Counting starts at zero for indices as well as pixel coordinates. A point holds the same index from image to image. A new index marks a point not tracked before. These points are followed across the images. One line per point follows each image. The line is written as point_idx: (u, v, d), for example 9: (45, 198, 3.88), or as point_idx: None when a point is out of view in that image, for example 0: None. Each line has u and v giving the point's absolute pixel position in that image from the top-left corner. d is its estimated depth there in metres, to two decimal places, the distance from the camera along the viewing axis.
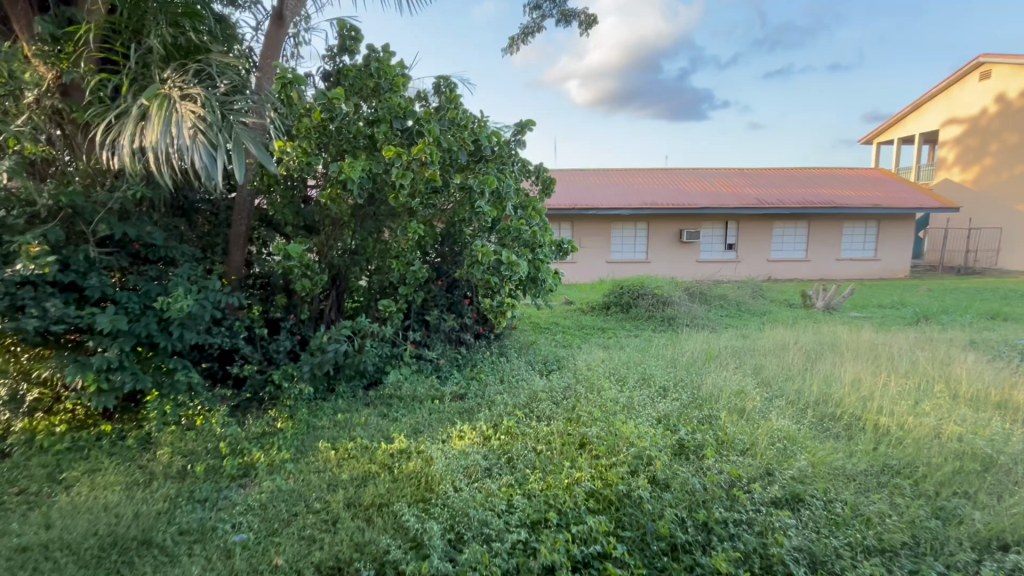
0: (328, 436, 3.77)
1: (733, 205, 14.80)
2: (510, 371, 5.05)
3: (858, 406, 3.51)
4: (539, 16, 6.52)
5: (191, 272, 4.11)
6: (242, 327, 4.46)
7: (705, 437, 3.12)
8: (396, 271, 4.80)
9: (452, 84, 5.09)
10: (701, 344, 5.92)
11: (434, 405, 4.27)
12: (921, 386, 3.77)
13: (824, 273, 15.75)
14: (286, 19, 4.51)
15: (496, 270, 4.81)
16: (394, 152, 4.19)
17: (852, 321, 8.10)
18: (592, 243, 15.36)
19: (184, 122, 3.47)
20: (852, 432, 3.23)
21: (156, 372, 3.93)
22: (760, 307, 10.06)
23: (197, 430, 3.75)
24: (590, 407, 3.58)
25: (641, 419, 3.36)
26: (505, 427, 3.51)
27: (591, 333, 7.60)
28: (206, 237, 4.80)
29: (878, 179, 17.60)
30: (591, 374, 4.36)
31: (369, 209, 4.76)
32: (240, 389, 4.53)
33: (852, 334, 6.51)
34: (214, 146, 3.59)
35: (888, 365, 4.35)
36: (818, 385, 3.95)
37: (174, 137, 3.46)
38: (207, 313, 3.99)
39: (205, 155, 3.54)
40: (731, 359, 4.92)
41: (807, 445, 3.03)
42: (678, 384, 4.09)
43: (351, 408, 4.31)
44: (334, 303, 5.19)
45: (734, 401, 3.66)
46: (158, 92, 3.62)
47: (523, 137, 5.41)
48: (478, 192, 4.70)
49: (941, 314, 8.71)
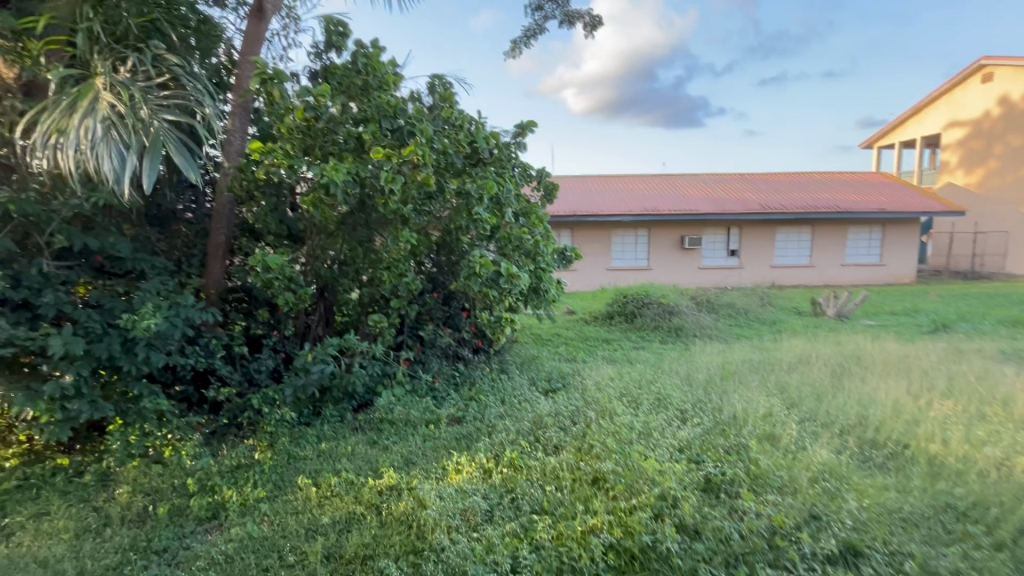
0: (311, 469, 3.39)
1: (735, 211, 14.51)
2: (512, 390, 4.67)
3: (903, 433, 3.14)
4: (540, 17, 6.21)
5: (161, 286, 3.71)
6: (218, 345, 4.07)
7: (735, 471, 2.74)
8: (388, 283, 4.41)
9: (447, 83, 4.76)
10: (715, 358, 5.54)
11: (429, 431, 3.88)
12: (969, 408, 3.41)
13: (830, 278, 15.39)
14: (266, 13, 4.19)
15: (494, 282, 4.44)
16: (383, 154, 3.87)
17: (869, 331, 7.71)
18: (592, 250, 15.01)
19: (96, 112, 3.11)
20: (901, 465, 2.86)
21: (120, 398, 3.53)
22: (769, 315, 9.70)
23: (163, 464, 3.35)
24: (604, 435, 3.20)
25: (661, 450, 2.98)
26: (508, 459, 3.12)
27: (596, 345, 7.24)
28: (183, 248, 4.46)
29: (880, 183, 17.32)
30: (601, 395, 3.98)
31: (358, 216, 4.38)
32: (216, 414, 4.16)
33: (876, 345, 6.12)
34: (127, 146, 3.18)
35: (927, 383, 3.97)
36: (853, 407, 3.57)
37: (85, 131, 3.09)
38: (177, 332, 3.56)
39: (116, 156, 3.15)
40: (751, 376, 4.56)
41: (854, 481, 2.65)
42: (698, 406, 3.72)
43: (338, 435, 3.93)
44: (321, 317, 4.85)
45: (762, 426, 3.28)
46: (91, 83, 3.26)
47: (523, 140, 5.06)
48: (477, 197, 4.32)
49: (961, 322, 8.34)
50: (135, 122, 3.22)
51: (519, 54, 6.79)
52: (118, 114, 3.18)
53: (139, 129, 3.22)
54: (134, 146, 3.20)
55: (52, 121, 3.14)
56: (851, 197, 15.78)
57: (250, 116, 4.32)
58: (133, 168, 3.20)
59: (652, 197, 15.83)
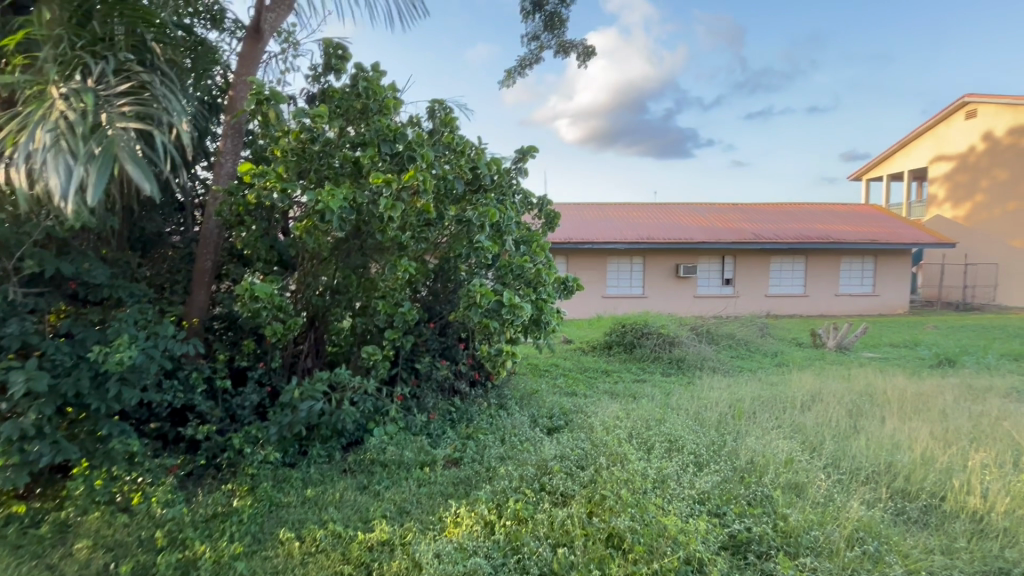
0: (294, 519, 3.10)
1: (731, 241, 14.52)
2: (512, 428, 4.41)
3: (936, 483, 2.92)
4: (536, 46, 6.16)
5: (140, 316, 3.45)
6: (198, 379, 3.79)
7: (763, 527, 2.50)
8: (383, 313, 4.17)
9: (448, 107, 4.65)
10: (722, 393, 5.32)
11: (424, 475, 3.59)
12: (1000, 456, 3.19)
13: (825, 308, 15.33)
14: (264, 34, 4.08)
15: (495, 314, 4.22)
16: (382, 180, 3.69)
17: (875, 365, 7.54)
18: (588, 277, 14.87)
19: (50, 122, 2.78)
20: (941, 520, 2.64)
21: (88, 438, 3.23)
22: (770, 346, 9.55)
23: (131, 513, 3.03)
24: (615, 483, 2.95)
25: (680, 503, 2.73)
26: (512, 511, 2.85)
27: (596, 377, 7.00)
28: (166, 274, 4.22)
29: (871, 214, 17.49)
30: (609, 436, 3.72)
31: (353, 242, 4.16)
32: (194, 454, 3.86)
33: (885, 380, 5.93)
34: (74, 157, 2.77)
35: (949, 425, 3.77)
36: (878, 451, 3.36)
37: (36, 144, 2.76)
38: (154, 366, 3.27)
39: (63, 169, 2.74)
40: (762, 414, 4.35)
41: (894, 540, 2.42)
42: (712, 451, 3.48)
43: (325, 479, 3.64)
44: (311, 347, 4.62)
45: (785, 474, 3.05)
46: (51, 95, 2.96)
47: (525, 166, 4.93)
48: (477, 225, 4.13)
49: (963, 356, 8.22)
50: (94, 135, 2.86)
51: (514, 83, 6.75)
52: (70, 125, 2.83)
53: (98, 140, 2.84)
54: (82, 156, 2.78)
55: (8, 136, 2.85)
56: (843, 228, 15.89)
57: (243, 137, 4.16)
58: (79, 179, 2.74)
59: (646, 225, 15.84)
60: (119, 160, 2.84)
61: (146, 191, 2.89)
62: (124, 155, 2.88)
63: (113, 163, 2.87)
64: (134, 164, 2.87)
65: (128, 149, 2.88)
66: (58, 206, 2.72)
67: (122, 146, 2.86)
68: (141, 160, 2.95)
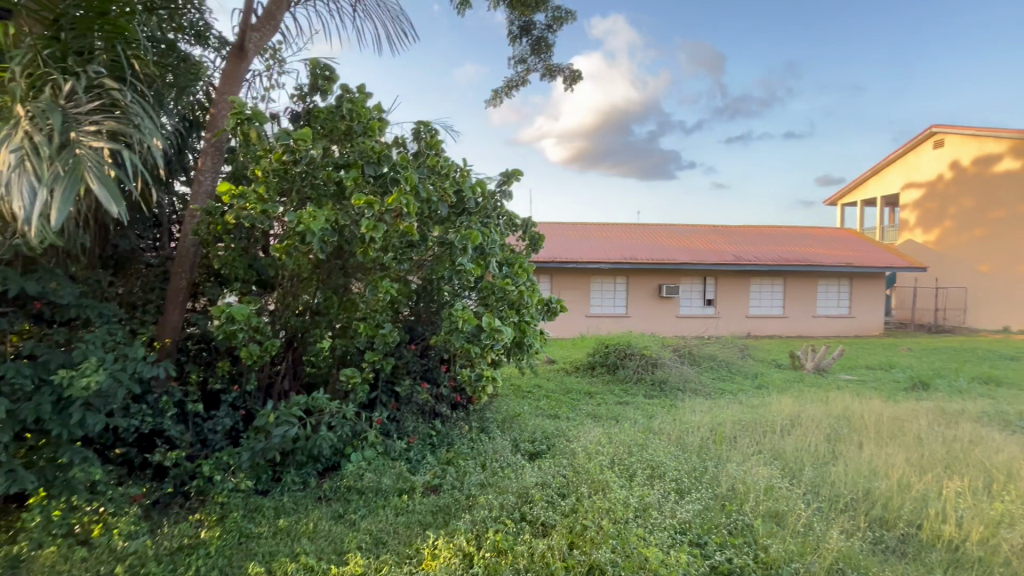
0: (264, 552, 2.98)
1: (711, 262, 14.76)
2: (493, 453, 4.34)
3: (913, 511, 2.95)
4: (523, 69, 6.26)
5: (108, 337, 3.33)
6: (168, 403, 3.66)
7: (744, 558, 2.49)
8: (363, 335, 4.09)
9: (433, 129, 4.67)
10: (704, 416, 5.34)
11: (401, 503, 3.49)
12: (974, 484, 3.23)
13: (803, 330, 15.60)
14: (248, 53, 4.07)
15: (477, 338, 4.19)
16: (365, 202, 3.67)
17: (852, 388, 7.66)
18: (571, 296, 14.94)
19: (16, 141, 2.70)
20: (918, 550, 2.66)
21: (47, 466, 3.07)
22: (750, 368, 9.65)
23: (90, 546, 2.88)
24: (596, 513, 2.92)
25: (662, 534, 2.70)
26: (491, 542, 2.78)
27: (578, 399, 6.97)
28: (139, 294, 4.11)
29: (846, 238, 17.98)
30: (590, 463, 3.68)
31: (334, 262, 4.12)
32: (161, 482, 3.72)
33: (862, 403, 6.02)
34: (39, 178, 2.68)
35: (924, 452, 3.82)
36: (856, 478, 3.38)
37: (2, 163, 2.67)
38: (121, 390, 3.15)
39: (27, 190, 2.66)
40: (743, 439, 4.36)
41: (873, 572, 2.42)
42: (693, 478, 3.47)
43: (299, 508, 3.52)
44: (288, 369, 4.52)
45: (766, 502, 3.04)
46: (17, 111, 2.87)
47: (509, 189, 4.96)
48: (460, 248, 4.10)
49: (936, 379, 8.41)
50: (61, 155, 2.78)
51: (501, 104, 6.83)
52: (36, 145, 2.74)
53: (65, 161, 2.75)
54: (46, 178, 2.68)
55: None
56: (820, 251, 16.28)
57: (223, 155, 4.11)
58: (43, 205, 2.65)
59: (630, 245, 16.03)
60: (86, 181, 2.76)
61: (113, 213, 2.82)
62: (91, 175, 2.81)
63: (80, 185, 2.78)
64: (101, 186, 2.80)
65: (96, 170, 2.80)
66: (20, 229, 2.65)
67: (89, 168, 2.78)
68: (110, 181, 2.87)
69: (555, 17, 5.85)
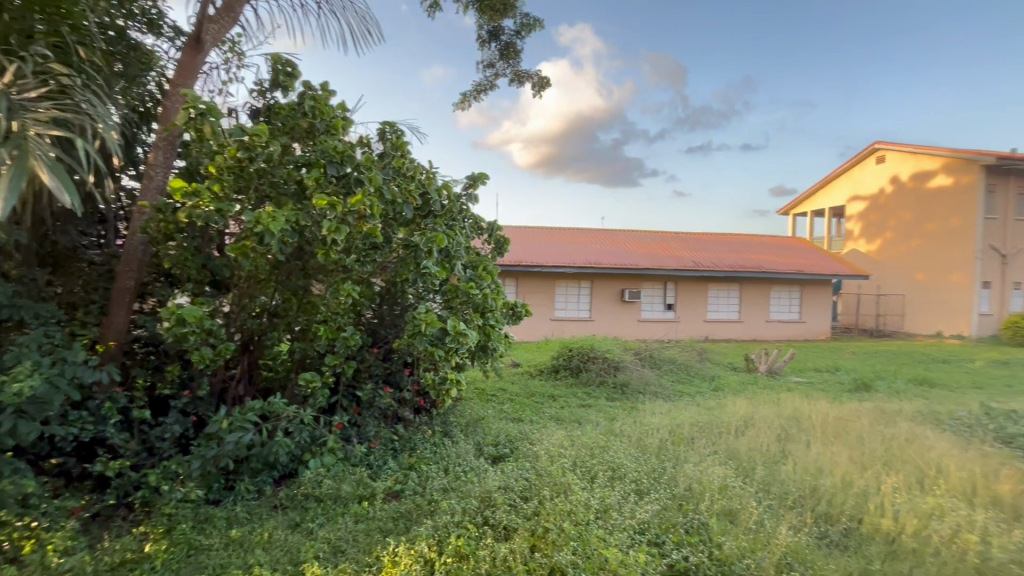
0: (215, 564, 2.85)
1: (672, 268, 15.18)
2: (456, 457, 4.31)
3: (856, 506, 3.12)
4: (491, 73, 6.28)
5: (44, 339, 3.12)
6: (111, 410, 3.47)
7: (699, 556, 2.58)
8: (323, 339, 3.98)
9: (399, 130, 4.62)
10: (663, 418, 5.47)
11: (361, 510, 3.42)
12: (910, 479, 3.45)
13: (757, 334, 16.24)
14: (205, 44, 3.91)
15: (440, 341, 4.16)
16: (327, 203, 3.58)
17: (800, 390, 8.03)
18: (536, 299, 15.04)
19: None
20: (859, 543, 2.81)
21: None
22: (708, 371, 9.97)
23: (20, 564, 2.68)
24: (558, 515, 2.95)
25: (621, 534, 2.75)
26: (452, 547, 2.77)
27: (542, 403, 7.01)
28: (81, 294, 3.89)
29: (797, 247, 18.85)
30: (553, 466, 3.71)
31: (293, 263, 3.99)
32: (101, 493, 3.52)
33: (810, 404, 6.31)
34: None
35: (866, 450, 4.04)
36: (803, 475, 3.55)
37: None
38: (59, 396, 2.96)
39: None
40: (700, 440, 4.50)
41: (817, 566, 2.53)
42: (652, 478, 3.56)
43: (252, 518, 3.40)
44: (244, 373, 4.37)
45: (720, 501, 3.14)
46: None
47: (475, 192, 4.95)
48: (425, 250, 4.07)
49: (876, 380, 8.93)
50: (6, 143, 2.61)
51: (469, 107, 6.82)
52: None
53: (11, 149, 2.59)
54: None
55: None
56: (773, 258, 17.01)
57: (177, 150, 3.94)
58: None
59: (594, 250, 16.29)
60: (35, 171, 2.59)
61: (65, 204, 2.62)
62: (41, 165, 2.64)
63: (29, 175, 2.60)
64: (52, 175, 2.63)
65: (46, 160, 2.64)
66: None
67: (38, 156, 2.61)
68: (61, 171, 2.70)
69: (524, 23, 5.90)
